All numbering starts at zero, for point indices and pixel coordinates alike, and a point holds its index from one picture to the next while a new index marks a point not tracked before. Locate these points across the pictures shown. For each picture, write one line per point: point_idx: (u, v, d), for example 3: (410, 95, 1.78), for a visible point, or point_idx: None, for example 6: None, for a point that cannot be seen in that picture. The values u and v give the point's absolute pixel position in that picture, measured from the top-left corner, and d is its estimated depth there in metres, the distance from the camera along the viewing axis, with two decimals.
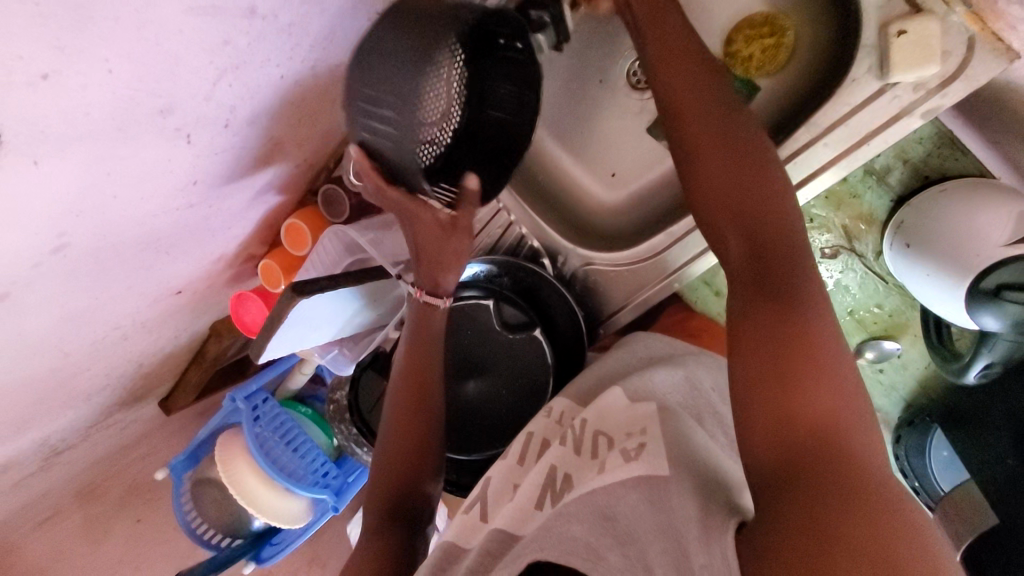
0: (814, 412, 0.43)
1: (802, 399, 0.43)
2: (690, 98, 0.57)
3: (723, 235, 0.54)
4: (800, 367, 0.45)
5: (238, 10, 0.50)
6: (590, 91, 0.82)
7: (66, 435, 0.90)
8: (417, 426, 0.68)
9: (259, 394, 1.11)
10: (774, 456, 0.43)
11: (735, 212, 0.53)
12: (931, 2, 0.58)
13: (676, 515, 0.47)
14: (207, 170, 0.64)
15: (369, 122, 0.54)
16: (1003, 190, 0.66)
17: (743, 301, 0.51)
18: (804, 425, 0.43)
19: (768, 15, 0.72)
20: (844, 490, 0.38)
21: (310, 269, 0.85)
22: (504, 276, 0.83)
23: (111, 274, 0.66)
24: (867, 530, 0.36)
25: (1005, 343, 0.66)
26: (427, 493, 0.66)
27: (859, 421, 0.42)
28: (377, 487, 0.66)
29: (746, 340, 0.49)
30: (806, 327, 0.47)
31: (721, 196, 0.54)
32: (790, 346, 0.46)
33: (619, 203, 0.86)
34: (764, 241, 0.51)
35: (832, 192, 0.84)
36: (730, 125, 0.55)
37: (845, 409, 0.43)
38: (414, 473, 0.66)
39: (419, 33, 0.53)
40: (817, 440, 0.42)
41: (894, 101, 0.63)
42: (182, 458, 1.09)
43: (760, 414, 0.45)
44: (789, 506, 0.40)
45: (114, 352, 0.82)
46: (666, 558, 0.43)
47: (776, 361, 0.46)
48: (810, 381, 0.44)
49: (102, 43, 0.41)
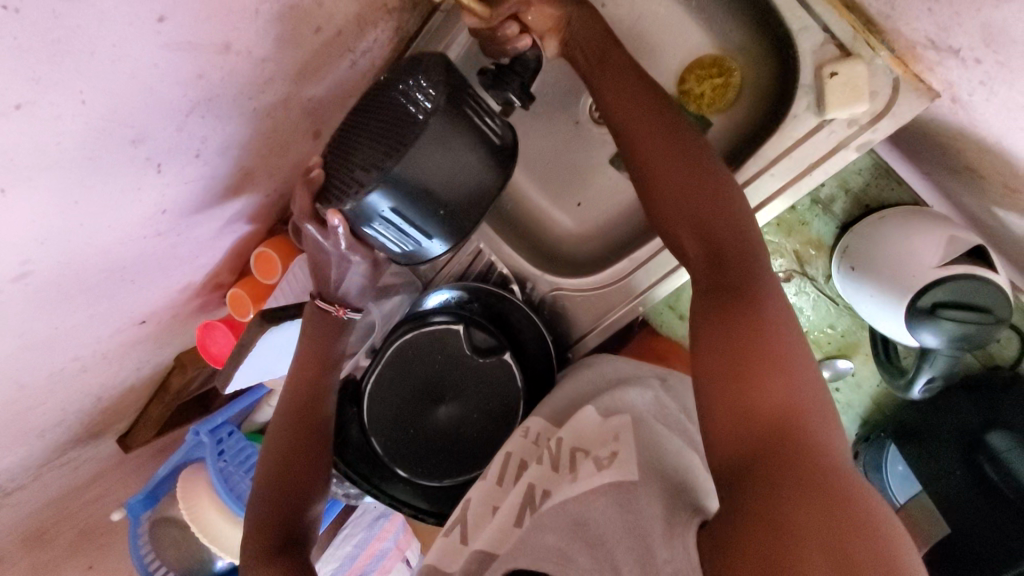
0: (768, 408, 0.46)
1: (757, 400, 0.46)
2: (645, 127, 0.62)
3: (679, 238, 0.59)
4: (758, 366, 0.48)
5: (212, 47, 0.52)
6: (565, 130, 0.87)
7: (16, 476, 0.85)
8: (307, 448, 0.73)
9: (224, 427, 1.08)
10: (738, 451, 0.45)
11: (692, 217, 0.58)
12: (858, 47, 0.65)
13: (644, 519, 0.49)
14: (176, 200, 0.65)
15: (398, 210, 0.58)
16: (936, 217, 0.72)
17: (706, 302, 0.54)
18: (759, 424, 0.45)
19: (716, 57, 0.78)
20: (802, 481, 0.40)
21: (279, 298, 0.87)
22: (474, 303, 0.85)
23: (73, 302, 0.65)
24: (821, 524, 0.38)
25: (944, 358, 0.73)
26: (301, 517, 0.70)
27: (814, 415, 0.45)
28: (263, 522, 0.68)
29: (704, 352, 0.52)
30: (761, 338, 0.49)
31: (675, 199, 0.59)
32: (749, 351, 0.49)
33: (585, 228, 0.91)
34: (727, 253, 0.56)
35: (782, 219, 0.89)
36: (679, 140, 0.61)
37: (806, 411, 0.45)
38: (292, 503, 0.70)
39: (496, 153, 0.62)
40: (775, 434, 0.44)
41: (831, 135, 0.68)
42: (139, 496, 1.03)
43: (718, 414, 0.48)
44: (750, 504, 0.41)
45: (71, 384, 0.79)
46: (635, 566, 0.45)
47: (734, 358, 0.49)
48: (768, 379, 0.47)
49: (77, 76, 0.43)
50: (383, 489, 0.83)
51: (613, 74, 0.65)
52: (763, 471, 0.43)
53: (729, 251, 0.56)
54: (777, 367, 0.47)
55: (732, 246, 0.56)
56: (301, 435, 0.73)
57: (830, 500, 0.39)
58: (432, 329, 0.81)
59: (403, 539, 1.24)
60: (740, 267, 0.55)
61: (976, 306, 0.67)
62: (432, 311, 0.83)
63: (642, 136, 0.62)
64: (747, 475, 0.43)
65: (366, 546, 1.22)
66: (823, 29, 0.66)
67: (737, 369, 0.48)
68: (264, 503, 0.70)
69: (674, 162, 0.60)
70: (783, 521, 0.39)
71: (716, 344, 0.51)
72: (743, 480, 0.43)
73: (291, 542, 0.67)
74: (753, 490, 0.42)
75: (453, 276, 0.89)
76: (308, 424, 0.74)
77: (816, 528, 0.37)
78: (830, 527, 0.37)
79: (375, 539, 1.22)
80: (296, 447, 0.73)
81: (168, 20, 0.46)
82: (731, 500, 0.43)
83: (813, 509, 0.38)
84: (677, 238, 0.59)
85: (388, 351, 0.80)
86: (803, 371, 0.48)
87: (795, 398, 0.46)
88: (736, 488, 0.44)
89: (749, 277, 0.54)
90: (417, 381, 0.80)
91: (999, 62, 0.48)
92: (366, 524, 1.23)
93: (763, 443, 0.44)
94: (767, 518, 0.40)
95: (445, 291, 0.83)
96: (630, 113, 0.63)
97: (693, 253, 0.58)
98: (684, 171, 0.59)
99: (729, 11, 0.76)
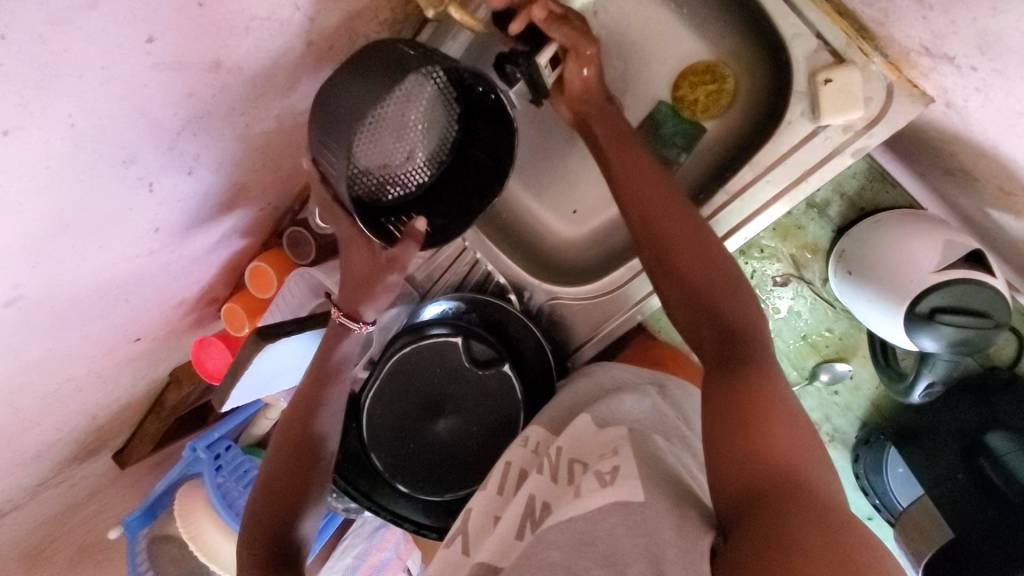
0: (777, 444, 0.47)
1: (767, 436, 0.48)
2: (640, 179, 0.66)
3: (695, 325, 0.60)
4: (763, 407, 0.50)
5: (204, 65, 0.51)
6: (562, 138, 0.86)
7: (11, 497, 0.84)
8: (305, 456, 0.70)
9: (221, 442, 1.08)
10: (745, 484, 0.46)
11: (686, 285, 0.60)
12: (852, 53, 0.65)
13: (655, 539, 0.47)
14: (169, 218, 0.64)
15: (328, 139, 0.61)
16: (929, 220, 0.72)
17: (722, 366, 0.56)
18: (768, 462, 0.46)
19: (710, 63, 0.78)
20: (810, 513, 0.41)
21: (275, 313, 0.86)
22: (472, 313, 0.84)
23: (66, 324, 0.64)
24: (830, 550, 0.38)
25: (944, 362, 0.74)
26: (295, 532, 0.68)
27: (816, 458, 0.47)
28: (258, 529, 0.67)
29: (718, 394, 0.54)
30: (760, 386, 0.52)
31: (679, 265, 0.61)
32: (756, 395, 0.51)
33: (584, 236, 0.90)
34: (729, 326, 0.57)
35: (778, 224, 0.89)
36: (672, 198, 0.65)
37: (807, 453, 0.47)
38: (287, 515, 0.68)
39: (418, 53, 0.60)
40: (780, 471, 0.45)
41: (826, 141, 0.68)
42: (138, 513, 1.00)
43: (730, 448, 0.49)
44: (757, 527, 0.42)
45: (66, 404, 0.78)
46: None
47: (740, 401, 0.52)
48: (773, 422, 0.49)
49: (65, 99, 0.42)
50: (383, 506, 0.82)
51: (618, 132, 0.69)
52: (774, 499, 0.44)
53: (731, 322, 0.58)
54: (777, 416, 0.49)
55: (713, 286, 0.59)
56: (302, 441, 0.70)
57: (837, 525, 0.40)
58: (431, 340, 0.80)
59: (403, 548, 1.23)
60: (722, 308, 0.58)
61: (973, 310, 0.67)
62: (429, 323, 0.82)
63: (646, 185, 0.65)
64: (754, 508, 0.44)
65: (366, 558, 1.20)
66: (817, 34, 0.66)
67: (744, 409, 0.51)
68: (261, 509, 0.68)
69: (671, 218, 0.63)
70: (793, 546, 0.39)
71: (728, 397, 0.52)
72: (754, 509, 0.44)
73: (281, 559, 0.64)
74: (758, 517, 0.43)
75: (449, 287, 0.88)
76: (308, 432, 0.70)
77: (824, 552, 0.38)
78: (837, 553, 0.38)
79: (375, 551, 1.21)
80: (297, 454, 0.69)
81: (157, 40, 0.45)
82: (740, 531, 0.44)
83: (819, 533, 0.39)
84: (682, 316, 0.61)
85: (386, 365, 0.80)
86: (800, 420, 0.50)
87: (796, 437, 0.48)
88: (744, 516, 0.45)
89: (752, 339, 0.57)
90: (416, 396, 0.80)
91: (994, 70, 0.48)
92: (366, 535, 1.22)
93: (768, 475, 0.45)
94: (774, 539, 0.40)
95: (443, 302, 0.82)
96: (633, 165, 0.66)
97: (705, 336, 0.59)
98: (682, 236, 0.62)
99: (720, 17, 0.75)
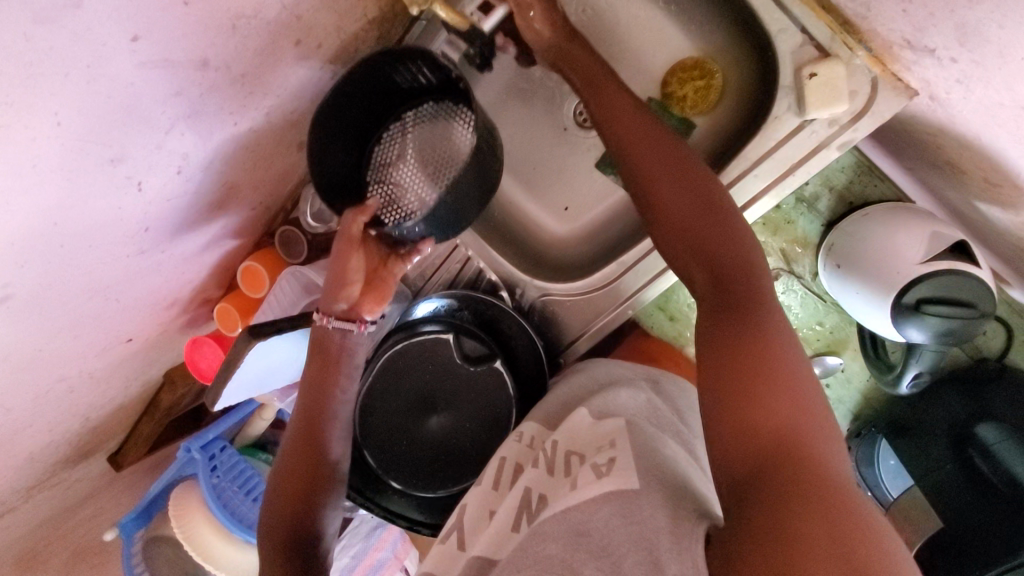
0: (774, 419, 0.46)
1: (765, 409, 0.47)
2: (641, 141, 0.63)
3: (689, 271, 0.59)
4: (760, 374, 0.49)
5: (191, 64, 0.51)
6: (551, 136, 0.87)
7: (4, 499, 0.84)
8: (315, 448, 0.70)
9: (215, 443, 1.07)
10: (738, 469, 0.46)
11: (682, 230, 0.59)
12: (837, 48, 0.65)
13: (648, 528, 0.47)
14: (159, 216, 0.64)
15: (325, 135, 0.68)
16: (917, 212, 0.73)
17: (711, 326, 0.54)
18: (767, 437, 0.46)
19: (698, 59, 0.78)
20: (811, 493, 0.41)
21: (267, 311, 0.85)
22: (464, 310, 0.84)
23: (57, 324, 0.64)
24: (828, 533, 0.38)
25: (930, 354, 0.75)
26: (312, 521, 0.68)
27: (818, 430, 0.46)
28: (276, 521, 0.68)
29: (710, 365, 0.52)
30: (759, 348, 0.50)
31: (675, 218, 0.59)
32: (755, 363, 0.49)
33: (575, 232, 0.90)
34: (726, 277, 0.55)
35: (767, 218, 0.89)
36: (676, 154, 0.62)
37: (811, 423, 0.46)
38: (303, 506, 0.68)
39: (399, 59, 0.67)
40: (777, 447, 0.45)
41: (812, 135, 0.69)
42: (131, 515, 1.02)
43: (723, 424, 0.49)
44: (755, 509, 0.42)
45: (58, 405, 0.78)
46: (640, 569, 0.44)
47: (738, 369, 0.50)
48: (769, 393, 0.47)
49: (51, 97, 0.42)
50: (377, 502, 0.82)
51: (613, 96, 0.66)
52: (774, 478, 0.43)
53: (728, 269, 0.56)
54: (780, 391, 0.47)
55: (710, 234, 0.57)
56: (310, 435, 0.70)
57: (836, 504, 0.40)
58: (423, 338, 0.81)
59: (400, 547, 1.24)
60: (716, 250, 0.57)
61: (961, 301, 0.68)
62: (422, 320, 0.83)
63: (642, 140, 0.63)
64: (752, 486, 0.44)
65: (363, 557, 1.20)
66: (802, 29, 0.67)
67: (742, 379, 0.49)
68: (277, 502, 0.69)
69: (673, 173, 0.61)
70: (790, 533, 0.39)
71: (721, 367, 0.51)
72: (746, 497, 0.44)
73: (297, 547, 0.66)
74: (755, 499, 0.43)
75: (441, 284, 0.89)
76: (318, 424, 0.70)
77: (822, 538, 0.38)
78: (836, 539, 0.38)
79: (372, 550, 1.21)
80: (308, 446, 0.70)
81: (143, 39, 0.45)
82: (736, 510, 0.44)
83: (818, 516, 0.39)
84: (684, 262, 0.59)
85: (379, 362, 0.80)
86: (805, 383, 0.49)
87: (798, 407, 0.47)
88: (740, 496, 0.45)
89: (748, 296, 0.54)
90: (409, 393, 0.80)
91: (974, 61, 0.49)
92: (364, 534, 1.22)
93: (767, 453, 0.45)
94: (773, 527, 0.40)
95: (435, 300, 0.82)
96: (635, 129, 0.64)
97: (700, 279, 0.58)
98: (678, 191, 0.60)
99: (707, 14, 0.76)
